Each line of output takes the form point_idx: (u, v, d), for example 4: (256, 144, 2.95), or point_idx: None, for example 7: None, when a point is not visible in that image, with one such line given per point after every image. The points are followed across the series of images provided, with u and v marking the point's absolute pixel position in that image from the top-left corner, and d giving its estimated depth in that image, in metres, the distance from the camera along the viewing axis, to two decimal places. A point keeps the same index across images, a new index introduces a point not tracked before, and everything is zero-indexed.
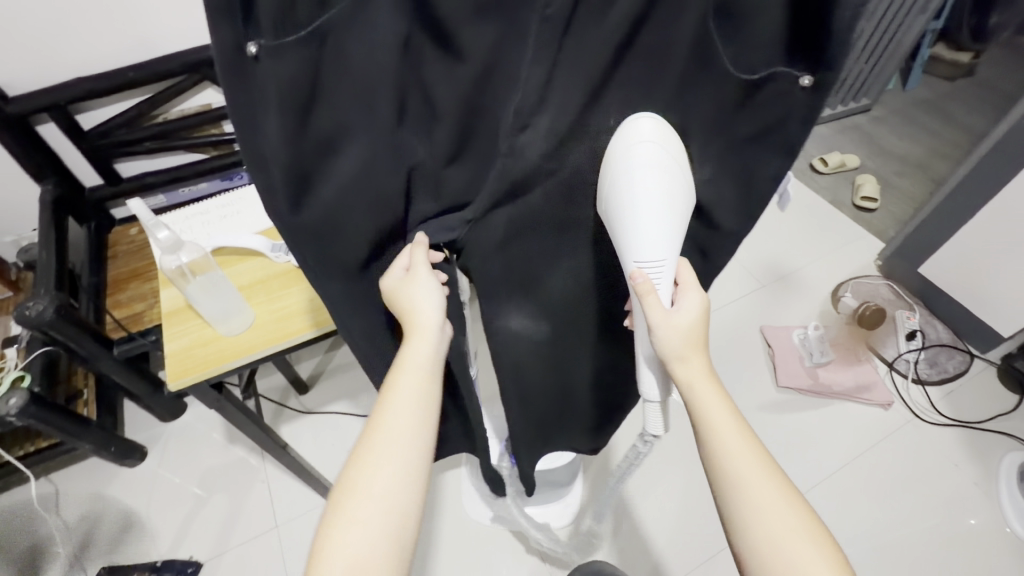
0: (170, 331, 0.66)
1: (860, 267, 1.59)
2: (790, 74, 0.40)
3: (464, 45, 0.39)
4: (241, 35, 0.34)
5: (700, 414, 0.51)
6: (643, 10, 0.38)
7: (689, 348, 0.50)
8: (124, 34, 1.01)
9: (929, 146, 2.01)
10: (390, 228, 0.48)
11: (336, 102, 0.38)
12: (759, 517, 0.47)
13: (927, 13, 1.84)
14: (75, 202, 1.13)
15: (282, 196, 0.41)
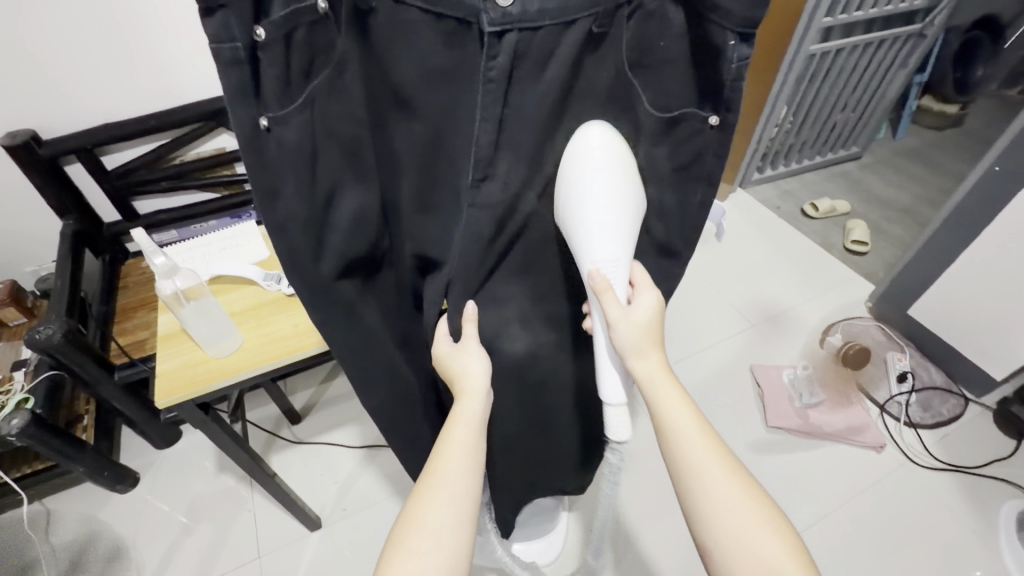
0: (164, 352, 0.70)
1: (851, 309, 1.61)
2: (698, 115, 0.47)
3: (422, 104, 0.42)
4: (250, 111, 0.35)
5: (661, 411, 0.52)
6: (573, 71, 0.42)
7: (647, 343, 0.52)
8: (148, 91, 1.13)
9: (919, 193, 2.05)
10: (376, 271, 0.51)
11: (332, 163, 0.41)
12: (714, 493, 0.49)
13: (908, 68, 1.94)
14: (92, 235, 1.22)
15: (303, 258, 0.43)
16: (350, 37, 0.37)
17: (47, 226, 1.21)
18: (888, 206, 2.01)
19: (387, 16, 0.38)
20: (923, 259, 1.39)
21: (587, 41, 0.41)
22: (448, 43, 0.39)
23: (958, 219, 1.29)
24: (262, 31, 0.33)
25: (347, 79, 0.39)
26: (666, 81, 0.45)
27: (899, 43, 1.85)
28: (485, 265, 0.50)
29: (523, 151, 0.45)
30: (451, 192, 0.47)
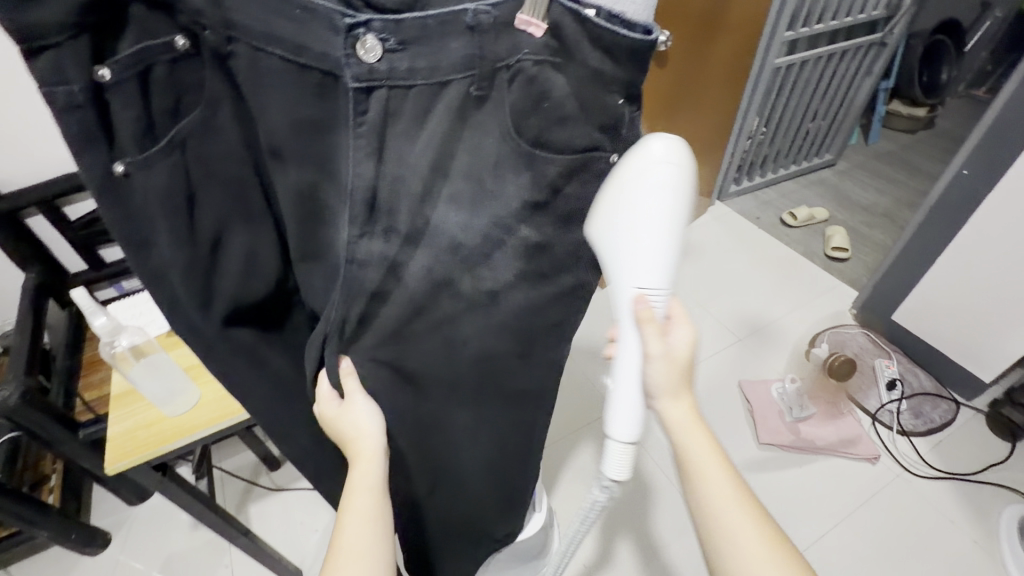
0: (115, 413, 0.67)
1: (836, 317, 1.60)
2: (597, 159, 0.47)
3: (295, 154, 0.43)
4: (107, 157, 0.37)
5: (688, 456, 0.52)
6: (460, 115, 0.42)
7: (677, 386, 0.51)
8: None
9: (895, 196, 2.07)
10: (270, 309, 0.51)
11: (211, 204, 0.42)
12: (742, 554, 0.49)
13: (872, 75, 1.98)
14: (57, 287, 1.19)
15: (187, 306, 0.45)
16: (218, 79, 0.39)
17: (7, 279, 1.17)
18: (866, 211, 2.01)
19: (248, 63, 0.38)
20: (904, 264, 1.39)
21: (463, 101, 0.41)
22: (320, 95, 0.40)
23: (932, 223, 1.29)
24: (107, 72, 0.35)
25: (219, 121, 0.40)
26: (564, 130, 0.44)
27: (862, 52, 1.89)
28: (393, 312, 0.49)
29: (417, 200, 0.45)
30: (331, 242, 0.46)
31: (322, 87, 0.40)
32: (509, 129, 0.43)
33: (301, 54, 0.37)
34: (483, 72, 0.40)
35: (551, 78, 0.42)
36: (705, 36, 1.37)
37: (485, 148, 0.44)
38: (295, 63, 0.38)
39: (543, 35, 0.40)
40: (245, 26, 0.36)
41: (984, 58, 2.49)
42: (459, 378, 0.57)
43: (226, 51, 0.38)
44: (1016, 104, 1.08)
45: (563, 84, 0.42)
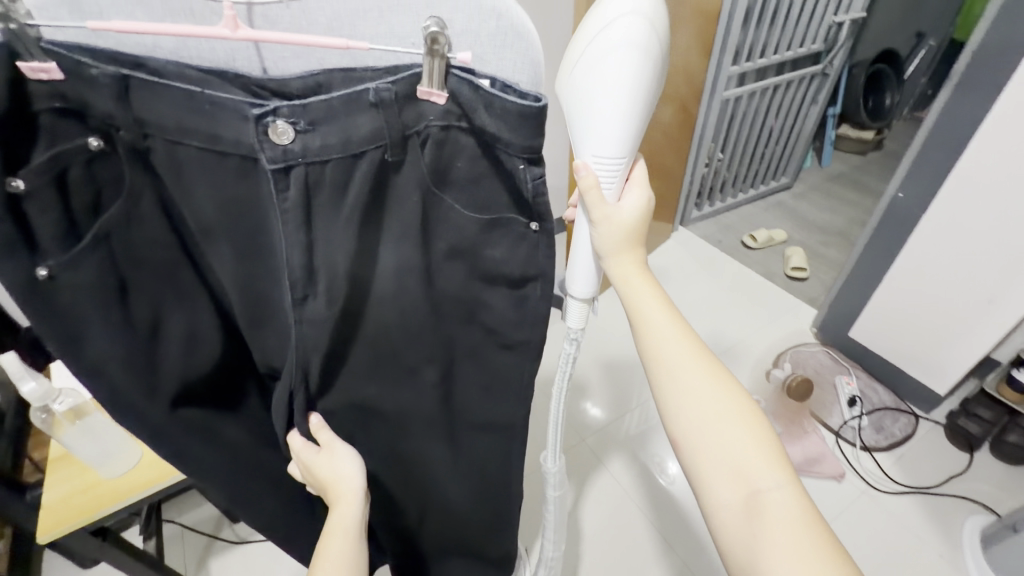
0: (51, 481, 0.65)
1: (798, 336, 1.63)
2: (519, 220, 0.44)
3: (226, 233, 0.43)
4: (33, 265, 0.37)
5: (639, 310, 0.53)
6: (380, 180, 0.41)
7: (624, 241, 0.52)
8: None
9: (849, 215, 2.16)
10: (220, 381, 0.51)
11: (145, 289, 0.43)
12: (689, 398, 0.52)
13: (818, 103, 2.08)
14: None
15: (133, 396, 0.44)
16: (136, 170, 0.40)
17: None
18: (822, 231, 2.09)
19: (166, 156, 0.39)
20: (858, 282, 1.43)
21: (377, 171, 0.40)
22: (241, 176, 0.40)
23: (879, 244, 1.35)
24: (21, 181, 0.35)
25: (143, 209, 0.41)
26: (486, 191, 0.43)
27: (806, 82, 1.99)
28: (325, 373, 0.47)
29: (345, 272, 0.43)
30: (271, 308, 0.46)
31: (244, 167, 0.40)
32: (428, 189, 0.42)
33: (217, 142, 0.38)
34: (395, 140, 0.38)
35: (458, 143, 0.41)
36: None
37: (404, 215, 0.43)
38: (212, 150, 0.39)
39: (444, 103, 0.38)
40: (158, 124, 0.37)
41: (922, 84, 2.65)
42: (398, 425, 0.57)
43: (142, 147, 0.39)
44: (938, 133, 1.14)
45: (469, 143, 0.41)
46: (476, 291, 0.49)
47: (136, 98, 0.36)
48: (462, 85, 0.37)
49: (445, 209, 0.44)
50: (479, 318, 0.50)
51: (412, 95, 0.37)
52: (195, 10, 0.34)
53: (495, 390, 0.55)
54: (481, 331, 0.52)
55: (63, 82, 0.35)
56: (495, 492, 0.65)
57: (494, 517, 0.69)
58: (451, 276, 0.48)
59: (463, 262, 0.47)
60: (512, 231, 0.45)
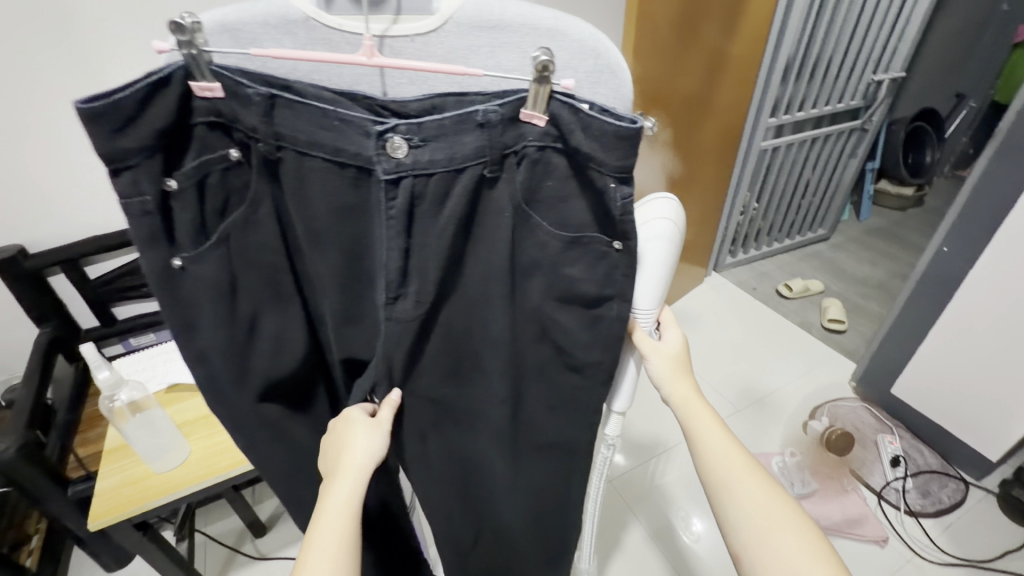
0: (104, 469, 0.68)
1: (836, 390, 1.58)
2: (603, 238, 0.46)
3: (330, 238, 0.45)
4: (167, 254, 0.42)
5: (691, 432, 0.55)
6: (476, 196, 0.44)
7: (675, 367, 0.56)
8: None
9: (889, 269, 2.12)
10: (301, 378, 0.53)
11: (250, 288, 0.47)
12: (751, 515, 0.51)
13: (857, 156, 2.09)
14: (67, 342, 1.23)
15: (225, 380, 0.48)
16: (260, 179, 0.43)
17: (21, 335, 1.22)
18: (861, 284, 2.05)
19: (292, 167, 0.42)
20: (901, 337, 1.39)
21: (477, 184, 0.43)
22: (354, 186, 0.43)
23: (922, 298, 1.32)
24: (173, 181, 0.41)
25: (260, 215, 0.45)
26: (572, 209, 0.45)
27: (844, 136, 2.00)
28: (401, 374, 0.50)
29: (437, 277, 0.45)
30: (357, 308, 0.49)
31: (357, 177, 0.43)
32: (518, 202, 0.44)
33: (338, 155, 0.41)
34: (499, 157, 0.41)
35: (552, 162, 0.43)
36: (690, 120, 1.47)
37: (490, 228, 0.45)
38: (333, 161, 0.41)
39: (543, 125, 0.40)
40: (291, 137, 0.40)
41: (964, 143, 2.62)
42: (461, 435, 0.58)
43: (273, 157, 0.41)
44: (982, 188, 1.13)
45: (563, 165, 0.43)
46: (546, 307, 0.50)
47: (279, 111, 0.39)
48: (562, 108, 0.39)
49: (529, 223, 0.45)
50: (553, 336, 0.51)
51: (514, 117, 0.40)
52: (333, 40, 0.39)
53: (552, 410, 0.57)
54: (551, 348, 0.53)
55: (222, 99, 0.39)
56: (535, 515, 0.66)
57: (544, 534, 0.69)
58: (534, 291, 0.49)
59: (536, 276, 0.48)
60: (592, 251, 0.46)
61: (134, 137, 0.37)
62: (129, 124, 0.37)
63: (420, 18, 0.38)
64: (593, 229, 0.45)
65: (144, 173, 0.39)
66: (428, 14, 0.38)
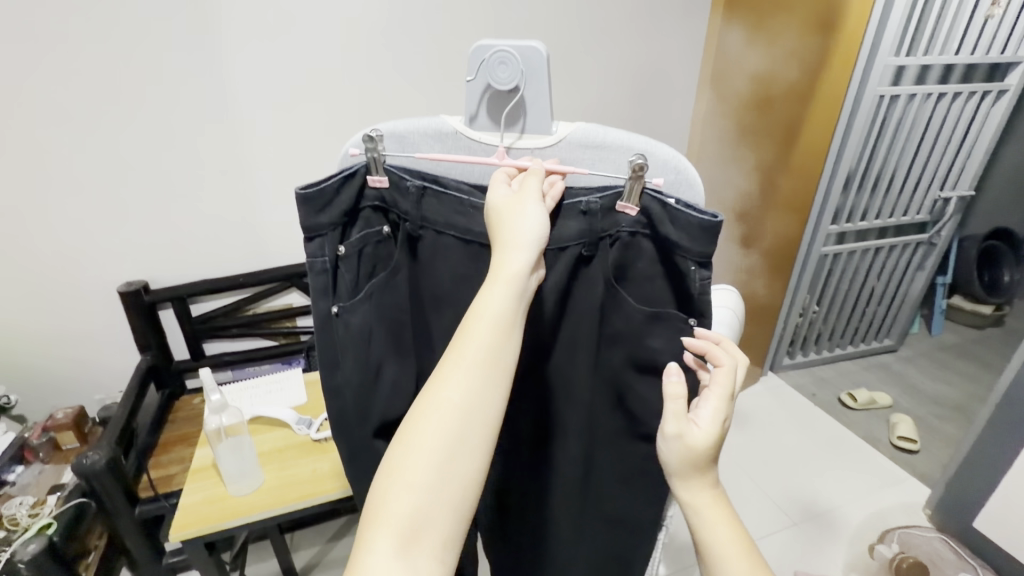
0: (191, 485, 0.76)
1: (908, 516, 1.45)
2: (681, 316, 0.52)
3: (448, 301, 0.56)
4: (327, 304, 0.53)
5: (699, 530, 0.51)
6: (571, 279, 0.53)
7: (690, 464, 0.50)
8: (129, 267, 1.30)
9: (966, 390, 1.98)
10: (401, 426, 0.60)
11: (379, 341, 0.56)
12: None
13: (926, 271, 2.05)
14: (161, 370, 1.37)
15: (348, 419, 0.57)
16: (402, 251, 0.55)
17: (126, 359, 1.39)
18: (935, 402, 1.92)
19: (430, 242, 0.54)
20: (982, 462, 1.29)
21: (575, 264, 0.52)
22: (474, 259, 0.54)
23: (1002, 423, 1.23)
24: (343, 247, 0.53)
25: (396, 281, 0.56)
26: (656, 290, 0.52)
27: (910, 249, 1.99)
28: None
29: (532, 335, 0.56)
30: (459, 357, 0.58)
31: (476, 252, 0.54)
32: (609, 281, 0.52)
33: (467, 233, 0.52)
34: (592, 247, 0.51)
35: (641, 253, 0.51)
36: None
37: (583, 299, 0.54)
38: (463, 238, 0.53)
39: (635, 214, 0.49)
40: (434, 219, 0.53)
41: None
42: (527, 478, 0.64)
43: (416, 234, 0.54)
44: None
45: (650, 252, 0.51)
46: (621, 372, 0.56)
47: (426, 200, 0.52)
48: (654, 200, 0.48)
49: (614, 302, 0.53)
50: (628, 403, 0.57)
51: (613, 207, 0.49)
52: (472, 148, 0.51)
53: (615, 473, 0.60)
54: (623, 413, 0.58)
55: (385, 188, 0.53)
56: None
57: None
58: (614, 355, 0.56)
59: (614, 342, 0.55)
60: (673, 327, 0.52)
61: (327, 215, 0.51)
62: (327, 205, 0.50)
63: (541, 136, 0.50)
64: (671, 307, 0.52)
65: (327, 243, 0.52)
66: (547, 134, 0.49)
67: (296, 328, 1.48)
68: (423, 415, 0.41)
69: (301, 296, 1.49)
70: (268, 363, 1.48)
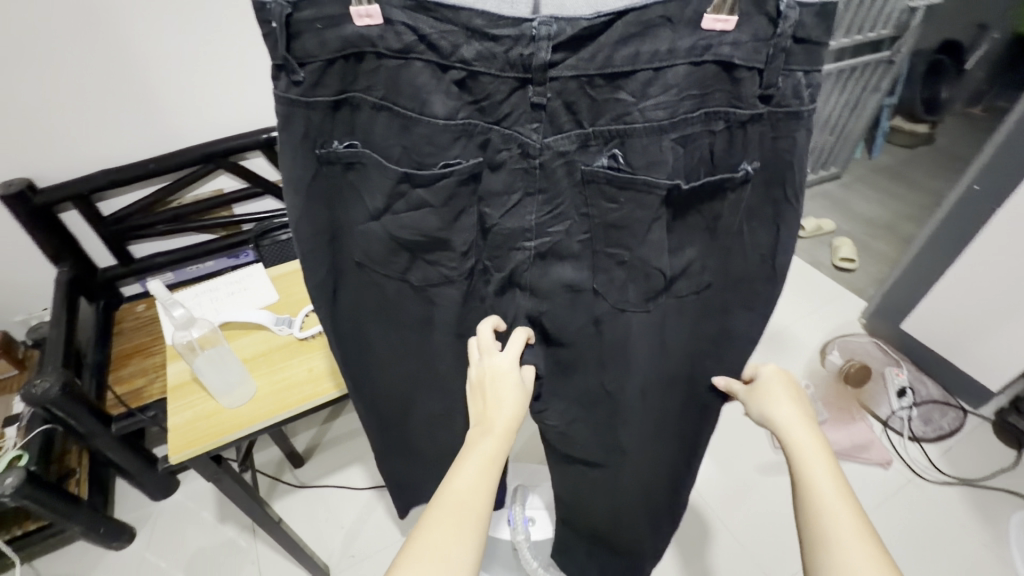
0: (176, 403, 0.69)
1: (844, 324, 1.59)
2: (575, 157, 0.45)
3: (637, 246, 0.48)
4: (311, 146, 0.47)
5: (801, 469, 0.46)
6: (647, 158, 0.44)
7: (784, 398, 0.51)
8: (5, 161, 1.05)
9: (897, 209, 2.02)
10: (603, 318, 0.53)
11: (613, 276, 0.50)
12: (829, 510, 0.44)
13: (879, 91, 1.96)
14: (87, 281, 1.21)
15: (598, 309, 0.53)
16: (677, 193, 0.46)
17: (38, 275, 1.19)
18: (870, 223, 1.97)
19: (670, 146, 0.44)
20: (916, 275, 1.37)
21: (465, 181, 0.46)
22: (647, 167, 0.44)
23: (942, 238, 1.29)
24: (683, 106, 0.43)
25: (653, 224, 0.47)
26: (773, 136, 0.45)
27: (870, 70, 1.87)
28: (638, 301, 0.51)
29: (705, 226, 0.49)
30: (632, 282, 0.50)
31: (406, 120, 0.45)
32: (571, 158, 0.45)
33: (495, 24, 0.40)
34: (565, 99, 0.43)
35: (671, 67, 0.42)
36: None
37: (641, 168, 0.44)
38: (487, 36, 0.41)
39: (378, 20, 0.41)
40: (681, 124, 0.43)
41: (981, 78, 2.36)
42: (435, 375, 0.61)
43: (400, 62, 0.43)
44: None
45: (752, 90, 0.43)
46: (517, 269, 0.51)
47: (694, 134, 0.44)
48: None
49: (520, 206, 0.48)
50: (625, 267, 0.49)
51: (629, 36, 0.41)
52: None
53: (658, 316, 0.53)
54: (586, 311, 0.53)
55: (727, 33, 0.41)
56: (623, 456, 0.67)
57: (680, 440, 0.64)
58: (513, 265, 0.51)
59: (510, 269, 0.51)
60: (717, 192, 0.46)
61: (301, 47, 0.42)
62: (279, 70, 0.44)
63: None
64: (721, 92, 0.43)
65: (657, 131, 0.43)
66: None
67: (234, 217, 1.33)
68: (456, 472, 0.44)
69: (231, 179, 1.30)
70: (212, 259, 1.33)
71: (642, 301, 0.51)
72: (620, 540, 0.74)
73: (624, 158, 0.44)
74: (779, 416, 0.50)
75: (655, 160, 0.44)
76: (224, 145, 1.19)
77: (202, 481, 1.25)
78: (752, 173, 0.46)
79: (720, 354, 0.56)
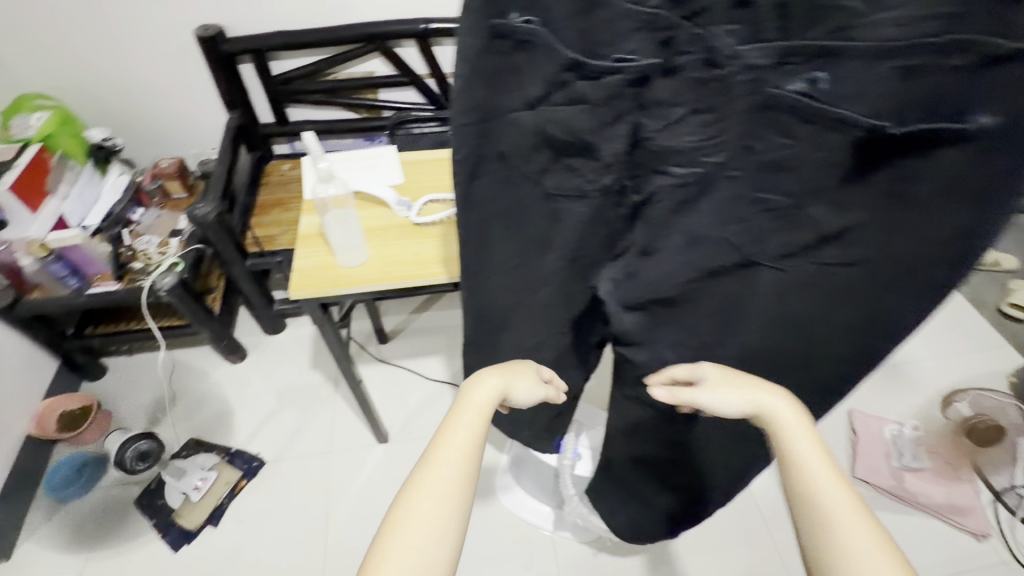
0: (304, 250, 0.78)
1: (988, 375, 1.36)
2: (766, 72, 0.40)
3: (800, 184, 0.44)
4: (489, 13, 0.42)
5: (798, 472, 0.42)
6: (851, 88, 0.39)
7: (758, 397, 0.47)
8: (207, 6, 1.18)
9: None
10: (733, 267, 0.50)
11: (762, 220, 0.46)
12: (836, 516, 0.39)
13: None
14: (250, 132, 1.36)
15: (734, 254, 0.49)
16: (880, 135, 0.40)
17: (214, 116, 1.36)
18: None
19: (886, 78, 0.38)
20: None
21: (633, 83, 0.43)
22: (846, 98, 0.39)
23: None
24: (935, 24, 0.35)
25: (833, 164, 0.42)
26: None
27: None
28: (775, 253, 0.47)
29: (890, 192, 0.42)
30: (775, 230, 0.46)
31: (590, 2, 0.40)
32: (762, 75, 0.40)
33: None
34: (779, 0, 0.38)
35: None
36: None
37: (839, 96, 0.39)
38: None
39: None
40: (916, 48, 0.36)
41: None
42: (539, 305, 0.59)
43: None
44: None
45: None
46: (653, 198, 0.49)
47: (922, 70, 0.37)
48: None
49: (681, 123, 0.44)
50: (782, 210, 0.45)
51: None
52: None
53: (797, 282, 0.48)
54: (717, 257, 0.49)
55: None
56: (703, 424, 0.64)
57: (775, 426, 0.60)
58: (653, 189, 0.49)
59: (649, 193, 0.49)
60: (921, 144, 0.39)
61: None
62: None
63: None
64: (983, 14, 0.34)
65: (875, 56, 0.37)
66: None
67: (378, 102, 1.40)
68: (437, 461, 0.44)
69: (385, 65, 1.36)
70: (350, 137, 1.45)
71: (778, 256, 0.48)
72: (663, 500, 0.74)
73: (822, 83, 0.39)
74: (770, 415, 0.46)
75: (858, 92, 0.39)
76: (385, 27, 1.23)
77: (306, 330, 1.42)
78: (978, 126, 0.37)
79: (864, 346, 0.50)
